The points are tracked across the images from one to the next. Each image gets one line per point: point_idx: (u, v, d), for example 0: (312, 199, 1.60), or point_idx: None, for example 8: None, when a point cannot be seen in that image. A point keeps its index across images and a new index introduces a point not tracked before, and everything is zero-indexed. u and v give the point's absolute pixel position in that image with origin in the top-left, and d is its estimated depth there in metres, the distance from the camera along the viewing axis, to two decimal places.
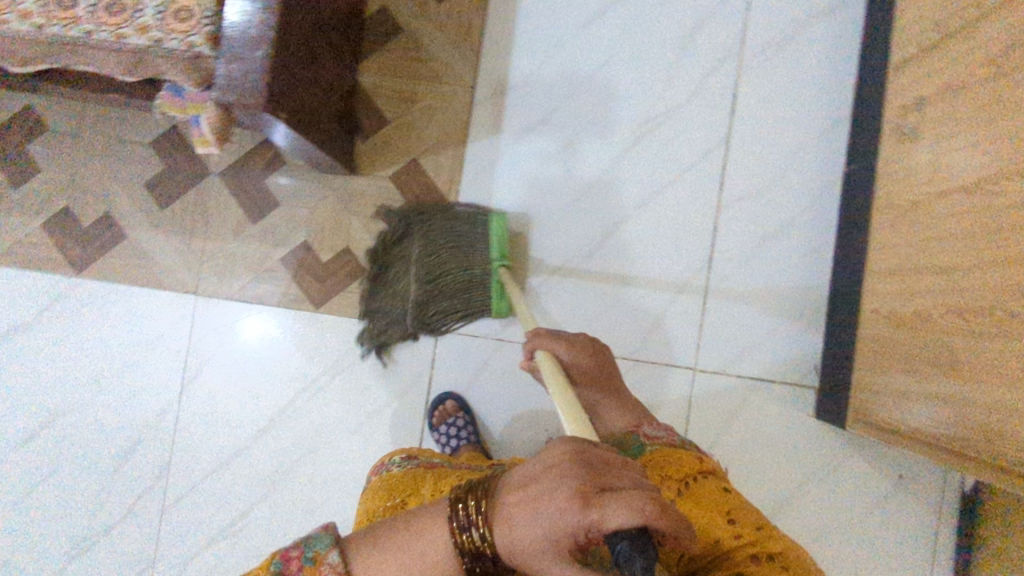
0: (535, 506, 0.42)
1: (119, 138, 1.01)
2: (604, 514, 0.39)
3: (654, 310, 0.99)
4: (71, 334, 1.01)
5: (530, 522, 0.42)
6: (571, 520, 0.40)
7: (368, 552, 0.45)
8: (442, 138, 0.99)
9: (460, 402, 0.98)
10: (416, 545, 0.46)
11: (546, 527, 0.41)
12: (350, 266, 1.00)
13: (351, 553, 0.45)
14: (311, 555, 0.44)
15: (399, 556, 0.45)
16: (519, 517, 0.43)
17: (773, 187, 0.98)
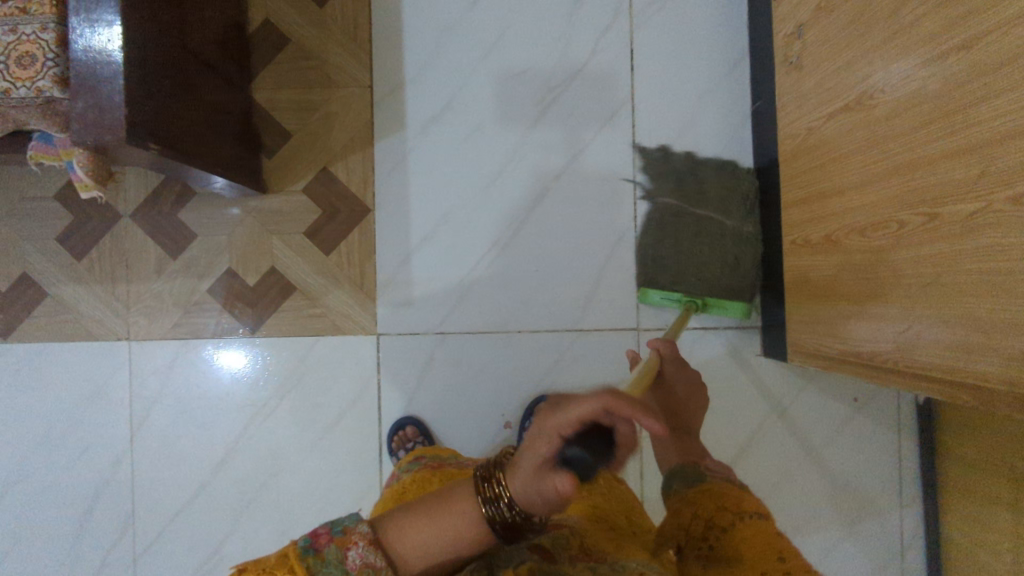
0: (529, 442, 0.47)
1: (21, 195, 0.98)
2: (568, 408, 0.43)
3: (590, 278, 0.98)
4: (11, 401, 0.99)
5: (528, 457, 0.46)
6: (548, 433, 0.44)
7: (401, 524, 0.45)
8: (349, 141, 0.98)
9: (420, 427, 0.95)
10: (450, 516, 0.46)
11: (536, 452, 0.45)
12: (278, 284, 0.98)
13: (378, 526, 0.45)
14: (340, 530, 0.43)
15: (433, 524, 0.46)
16: (522, 459, 0.47)
17: (685, 136, 0.97)
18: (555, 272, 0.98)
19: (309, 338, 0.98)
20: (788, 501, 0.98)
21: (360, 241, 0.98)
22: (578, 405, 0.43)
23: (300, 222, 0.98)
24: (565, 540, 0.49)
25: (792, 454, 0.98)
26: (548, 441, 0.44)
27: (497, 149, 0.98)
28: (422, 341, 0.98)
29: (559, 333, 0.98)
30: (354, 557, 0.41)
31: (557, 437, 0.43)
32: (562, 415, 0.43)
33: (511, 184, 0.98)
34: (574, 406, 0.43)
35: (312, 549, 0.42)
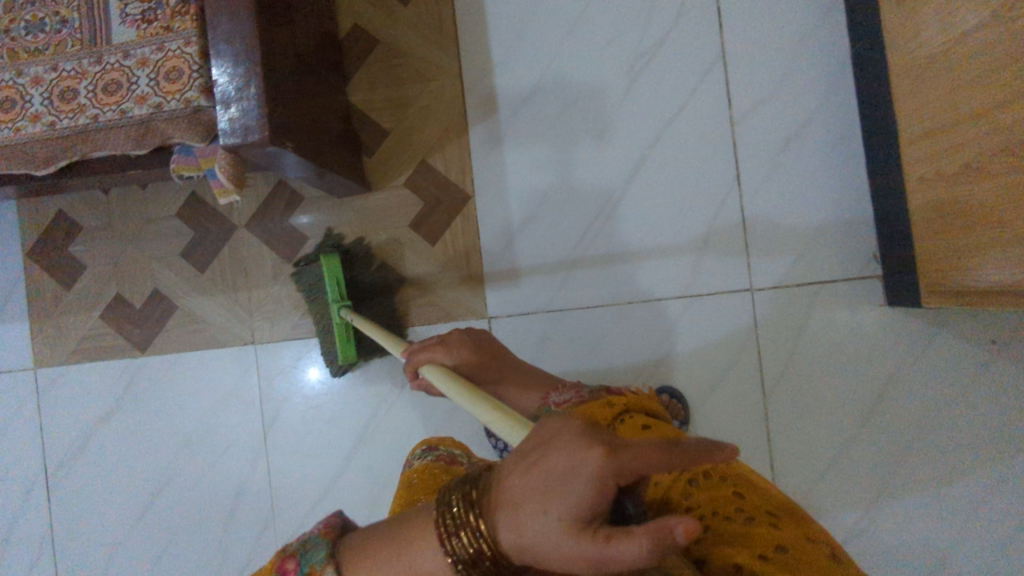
0: (542, 490, 0.33)
1: (146, 218, 1.05)
2: (625, 452, 0.32)
3: (696, 242, 0.97)
4: (153, 410, 1.05)
5: (536, 512, 0.34)
6: (585, 482, 0.32)
7: (360, 566, 0.41)
8: (444, 132, 1.00)
9: None
10: (409, 557, 0.40)
11: (552, 512, 0.33)
12: (389, 278, 1.01)
13: (343, 567, 0.41)
14: (307, 569, 0.42)
15: (396, 566, 0.40)
16: (528, 512, 0.34)
17: (782, 88, 0.95)
18: (660, 240, 0.97)
19: (423, 327, 1.01)
20: (928, 454, 0.94)
21: (463, 227, 1.00)
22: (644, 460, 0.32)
23: (404, 216, 1.01)
24: None
25: (928, 405, 0.94)
26: (592, 492, 0.32)
27: (590, 123, 0.98)
28: (532, 321, 0.99)
29: (670, 302, 0.97)
30: None
31: (609, 483, 0.32)
32: (623, 461, 0.32)
33: (608, 155, 0.98)
34: (632, 451, 0.32)
35: None
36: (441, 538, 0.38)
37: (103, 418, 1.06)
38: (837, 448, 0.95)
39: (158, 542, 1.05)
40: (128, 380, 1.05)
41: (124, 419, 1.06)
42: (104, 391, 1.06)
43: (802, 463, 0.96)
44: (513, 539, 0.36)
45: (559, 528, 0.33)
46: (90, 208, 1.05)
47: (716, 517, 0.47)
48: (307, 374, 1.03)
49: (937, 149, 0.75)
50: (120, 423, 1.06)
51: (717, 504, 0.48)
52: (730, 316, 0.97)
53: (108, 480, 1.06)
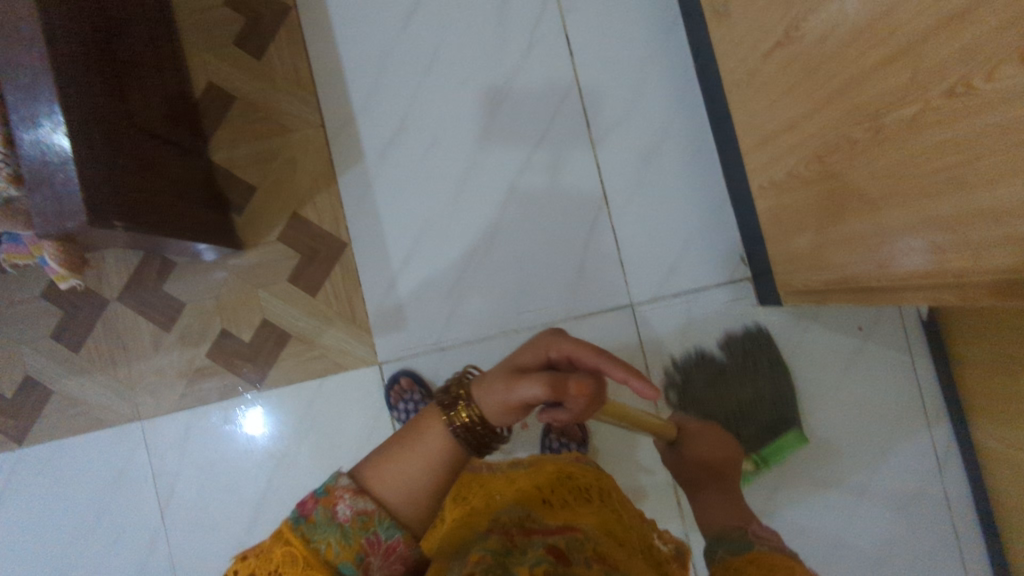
0: (514, 361, 0.50)
1: (9, 303, 1.00)
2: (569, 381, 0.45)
3: (573, 264, 0.99)
4: (38, 503, 1.00)
5: (495, 376, 0.49)
6: (536, 356, 0.50)
7: (378, 470, 0.46)
8: (313, 182, 1.00)
9: (413, 376, 0.97)
10: (419, 447, 0.47)
11: (505, 373, 0.49)
12: (273, 335, 0.99)
13: (360, 475, 0.46)
14: (323, 490, 0.44)
15: (408, 461, 0.47)
16: (491, 376, 0.50)
17: (636, 107, 0.98)
18: (538, 266, 0.99)
19: (313, 380, 0.99)
20: (816, 444, 0.97)
21: (343, 275, 0.99)
22: (581, 349, 0.49)
23: (281, 268, 0.99)
24: (581, 544, 0.45)
25: (809, 396, 0.98)
26: (535, 360, 0.50)
27: (457, 159, 0.99)
28: (422, 361, 0.98)
29: (556, 325, 0.99)
30: (343, 510, 0.43)
31: (544, 352, 0.50)
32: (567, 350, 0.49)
33: (479, 189, 0.99)
34: (578, 348, 0.49)
35: (298, 514, 0.43)
36: (438, 407, 0.49)
37: None
38: None
39: None
40: (8, 475, 1.00)
41: (8, 516, 1.00)
42: None
43: None
44: (484, 395, 0.48)
45: (505, 374, 0.49)
46: None
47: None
48: (246, 429, 0.99)
49: (767, 157, 0.78)
50: (5, 522, 1.00)
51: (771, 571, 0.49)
52: (615, 333, 0.98)
53: None
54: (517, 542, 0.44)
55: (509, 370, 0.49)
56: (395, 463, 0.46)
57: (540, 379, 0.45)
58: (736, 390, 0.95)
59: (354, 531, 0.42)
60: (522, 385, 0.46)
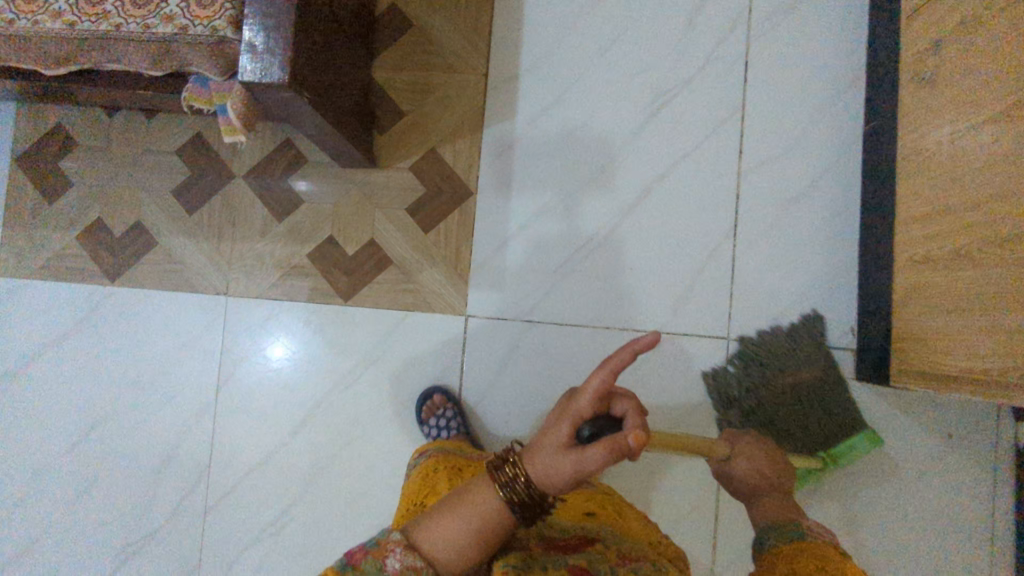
0: (546, 436, 0.50)
1: (145, 149, 1.04)
2: (586, 389, 0.50)
3: (683, 281, 0.98)
4: (109, 342, 1.02)
5: (546, 444, 0.49)
6: (564, 421, 0.50)
7: (425, 528, 0.46)
8: (459, 125, 1.01)
9: (448, 396, 0.96)
10: (467, 509, 0.47)
11: (553, 440, 0.49)
12: (375, 257, 1.00)
13: (409, 532, 0.46)
14: (374, 543, 0.44)
15: (453, 525, 0.46)
16: (535, 448, 0.50)
17: (792, 149, 0.97)
18: (648, 272, 0.98)
19: (399, 312, 1.00)
20: (868, 537, 0.93)
21: (459, 222, 1.00)
22: (591, 382, 0.50)
23: (402, 198, 1.01)
24: (600, 556, 0.53)
25: (877, 486, 0.93)
26: (566, 428, 0.50)
27: (603, 146, 0.99)
28: (508, 328, 0.98)
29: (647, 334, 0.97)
30: (393, 563, 0.43)
31: (578, 409, 0.50)
32: (590, 386, 0.50)
33: (615, 182, 0.99)
34: (584, 387, 0.50)
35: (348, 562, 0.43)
36: (491, 483, 0.48)
37: (56, 340, 1.03)
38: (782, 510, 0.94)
39: (85, 478, 1.02)
40: (91, 307, 1.03)
41: (77, 346, 1.02)
42: (63, 313, 1.03)
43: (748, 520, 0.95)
44: (539, 471, 0.48)
45: (562, 456, 0.48)
46: (92, 128, 1.04)
47: None
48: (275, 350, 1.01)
49: (929, 231, 0.77)
50: (72, 349, 1.02)
51: None
52: (702, 360, 0.97)
53: (48, 403, 1.02)
54: (538, 554, 0.52)
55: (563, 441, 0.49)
56: (449, 533, 0.45)
57: (596, 452, 0.46)
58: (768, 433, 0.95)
59: None
60: (582, 457, 0.47)
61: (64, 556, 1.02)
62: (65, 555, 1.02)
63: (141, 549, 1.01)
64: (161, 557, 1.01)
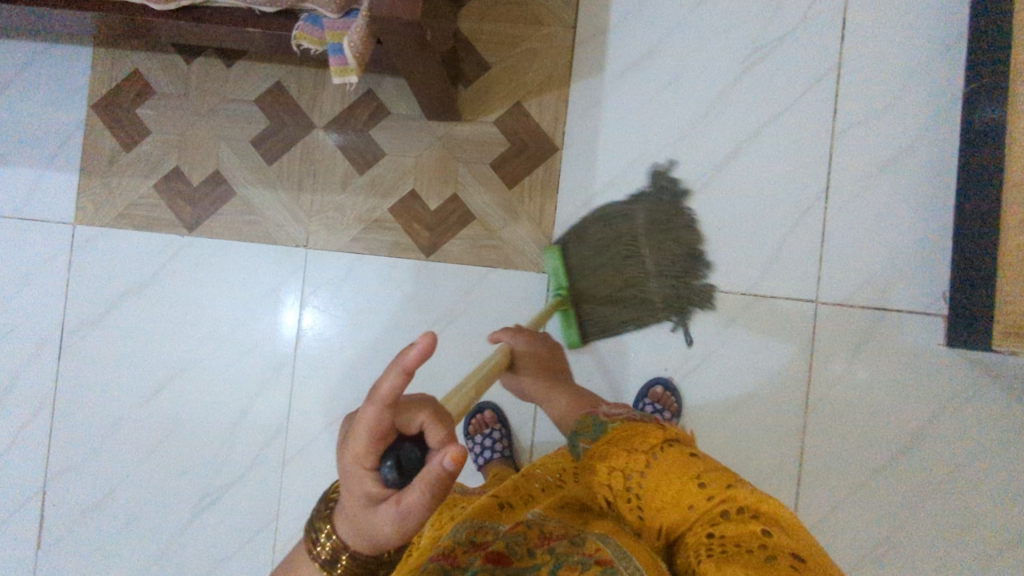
0: (346, 488, 0.45)
1: (224, 98, 1.02)
2: (360, 430, 0.43)
3: (772, 242, 0.96)
4: (186, 293, 1.01)
5: (353, 499, 0.45)
6: (353, 469, 0.44)
7: None
8: (545, 79, 0.99)
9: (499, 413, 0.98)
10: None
11: (353, 494, 0.45)
12: (458, 212, 0.99)
13: None
14: None
15: None
16: (346, 508, 0.46)
17: (889, 111, 0.95)
18: (736, 233, 0.96)
19: (481, 269, 0.98)
20: (956, 501, 0.93)
21: (545, 178, 0.98)
22: (364, 420, 0.43)
23: (486, 152, 0.99)
24: (519, 537, 0.49)
25: (962, 451, 0.93)
26: (365, 481, 0.44)
27: (692, 103, 0.97)
28: (592, 286, 0.97)
29: (733, 296, 0.96)
30: None
31: (368, 460, 0.44)
32: (362, 428, 0.43)
33: (704, 139, 0.97)
34: (357, 424, 0.43)
35: None
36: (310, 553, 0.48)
37: (132, 290, 1.02)
38: (866, 474, 0.94)
39: (160, 430, 1.01)
40: (168, 258, 1.02)
41: (154, 297, 1.02)
42: (140, 264, 1.02)
43: (832, 482, 0.94)
44: (353, 527, 0.46)
45: (371, 516, 0.44)
46: (170, 76, 1.02)
47: (736, 549, 0.45)
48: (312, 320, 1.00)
49: None
50: (149, 300, 1.02)
51: (738, 541, 0.45)
52: (789, 323, 0.96)
53: (123, 353, 1.02)
54: (461, 558, 0.47)
55: (367, 497, 0.44)
56: None
57: (413, 496, 0.40)
58: (854, 398, 0.95)
59: None
60: (386, 509, 0.42)
61: (139, 508, 1.01)
62: (139, 506, 1.01)
63: (215, 502, 1.00)
64: (237, 510, 1.00)
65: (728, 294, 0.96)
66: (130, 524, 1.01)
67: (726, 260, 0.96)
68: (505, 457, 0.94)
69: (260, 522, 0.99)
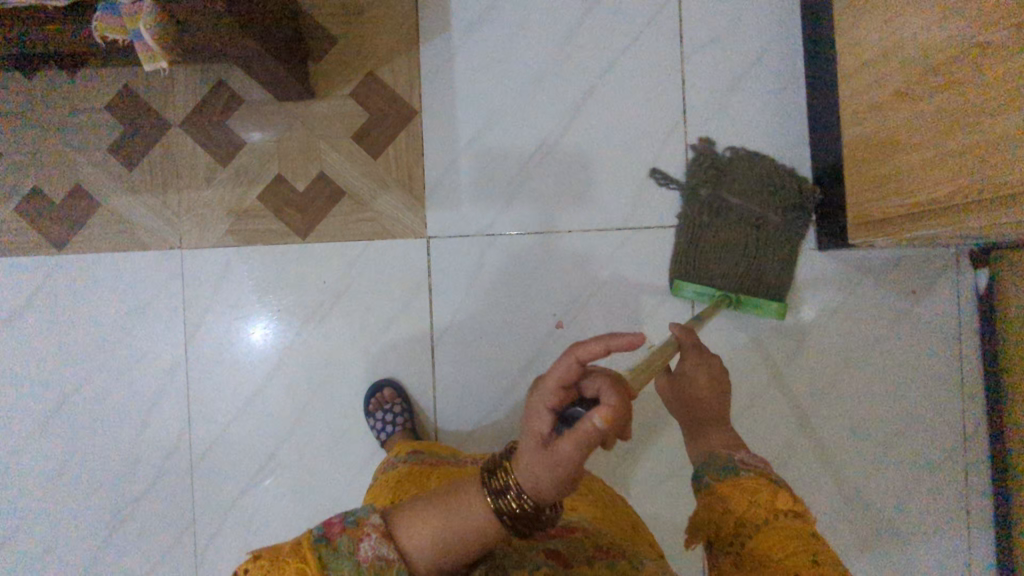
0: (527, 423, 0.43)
1: (73, 110, 1.00)
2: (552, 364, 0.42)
3: (640, 174, 0.97)
4: (66, 312, 0.99)
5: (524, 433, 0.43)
6: (537, 393, 0.42)
7: (410, 513, 0.42)
8: (395, 44, 0.98)
9: (398, 389, 0.97)
10: (459, 510, 0.42)
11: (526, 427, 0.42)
12: (327, 190, 0.98)
13: (391, 518, 0.43)
14: (353, 521, 0.42)
15: (436, 517, 0.42)
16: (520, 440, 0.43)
17: (733, 28, 0.97)
18: (604, 171, 0.97)
19: (359, 243, 0.98)
20: (846, 398, 0.96)
21: (408, 144, 0.98)
22: (558, 366, 0.42)
23: (347, 126, 0.98)
24: (579, 545, 0.53)
25: (845, 349, 0.96)
26: (539, 411, 0.41)
27: (543, 47, 0.97)
28: (470, 244, 0.98)
29: (609, 234, 0.97)
30: (366, 549, 0.40)
31: (540, 399, 0.42)
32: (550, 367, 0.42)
33: (559, 83, 0.97)
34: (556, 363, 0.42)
35: (324, 541, 0.41)
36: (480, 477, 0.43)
37: (10, 318, 1.00)
38: (759, 386, 0.97)
39: (62, 454, 0.99)
40: (41, 280, 0.99)
41: (33, 321, 0.99)
42: (14, 290, 1.00)
43: (728, 399, 0.97)
44: (522, 471, 0.41)
45: (528, 447, 0.41)
46: (13, 95, 1.00)
47: None
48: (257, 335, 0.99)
49: (871, 81, 0.78)
50: (28, 326, 0.99)
51: None
52: (667, 252, 0.97)
53: (10, 383, 1.00)
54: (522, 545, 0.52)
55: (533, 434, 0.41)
56: (428, 524, 0.41)
57: (564, 439, 0.39)
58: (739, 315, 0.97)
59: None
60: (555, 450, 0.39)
61: (51, 536, 0.99)
62: (51, 535, 0.99)
63: (128, 517, 0.99)
64: (153, 521, 0.99)
65: (604, 231, 0.97)
66: (47, 553, 0.99)
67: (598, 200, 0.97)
68: (408, 429, 0.93)
69: (176, 530, 0.98)
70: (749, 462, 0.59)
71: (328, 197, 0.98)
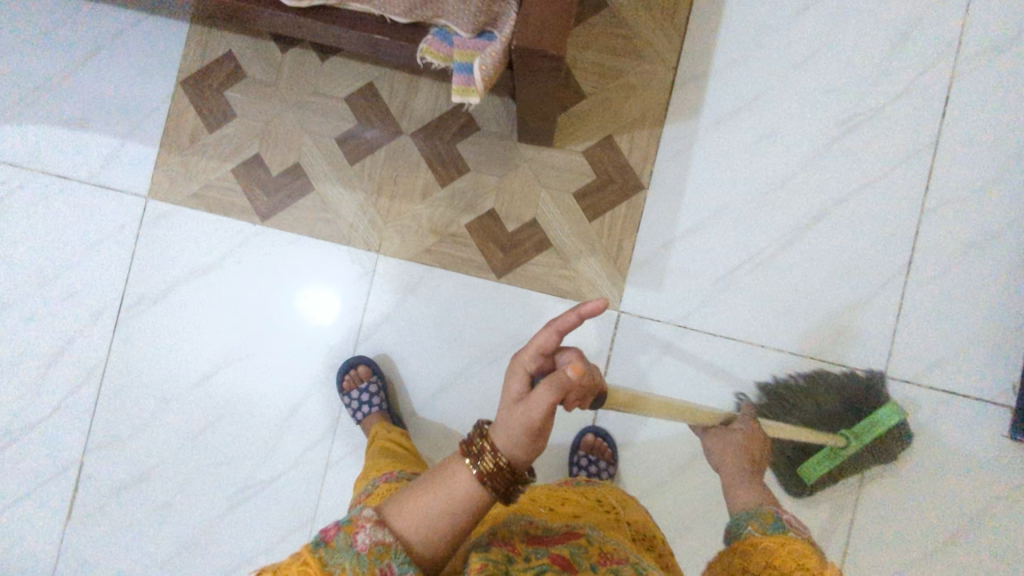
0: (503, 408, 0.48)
1: (314, 92, 1.02)
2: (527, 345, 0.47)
3: (848, 309, 0.95)
4: (250, 279, 1.00)
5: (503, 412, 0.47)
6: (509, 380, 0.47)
7: (398, 505, 0.44)
8: (640, 116, 0.98)
9: None
10: (441, 490, 0.44)
11: (508, 402, 0.46)
12: (536, 237, 0.98)
13: (386, 510, 0.45)
14: (347, 520, 0.44)
15: (426, 502, 0.44)
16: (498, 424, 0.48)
17: (981, 193, 0.95)
18: (814, 296, 0.96)
19: (552, 297, 0.97)
20: None
21: (626, 215, 0.97)
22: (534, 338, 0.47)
23: (572, 181, 0.98)
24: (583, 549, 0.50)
25: (1012, 545, 0.92)
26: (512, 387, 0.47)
27: (786, 160, 0.97)
28: (660, 329, 0.97)
29: (802, 359, 0.95)
30: (363, 540, 0.42)
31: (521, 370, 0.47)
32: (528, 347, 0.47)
33: (792, 200, 0.96)
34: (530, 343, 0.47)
35: (320, 550, 0.42)
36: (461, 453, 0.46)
37: (196, 271, 1.01)
38: (913, 555, 0.93)
39: (207, 415, 0.99)
40: (238, 242, 1.00)
41: (217, 279, 1.01)
42: (209, 245, 1.01)
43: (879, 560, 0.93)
44: (501, 444, 0.44)
45: (509, 416, 0.46)
46: (263, 62, 1.02)
47: None
48: (418, 351, 0.99)
49: None
50: (212, 283, 1.01)
51: None
52: None
53: (178, 332, 1.00)
54: (526, 546, 0.49)
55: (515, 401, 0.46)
56: (419, 507, 0.44)
57: (541, 386, 0.44)
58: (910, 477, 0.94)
59: (369, 560, 0.42)
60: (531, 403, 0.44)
61: (173, 493, 0.99)
62: (173, 491, 0.99)
63: (251, 497, 0.98)
64: (272, 508, 0.98)
65: (797, 356, 0.95)
66: (163, 507, 0.99)
67: (800, 322, 0.96)
68: None
69: (294, 523, 0.98)
70: (792, 522, 0.65)
71: (534, 244, 0.98)
